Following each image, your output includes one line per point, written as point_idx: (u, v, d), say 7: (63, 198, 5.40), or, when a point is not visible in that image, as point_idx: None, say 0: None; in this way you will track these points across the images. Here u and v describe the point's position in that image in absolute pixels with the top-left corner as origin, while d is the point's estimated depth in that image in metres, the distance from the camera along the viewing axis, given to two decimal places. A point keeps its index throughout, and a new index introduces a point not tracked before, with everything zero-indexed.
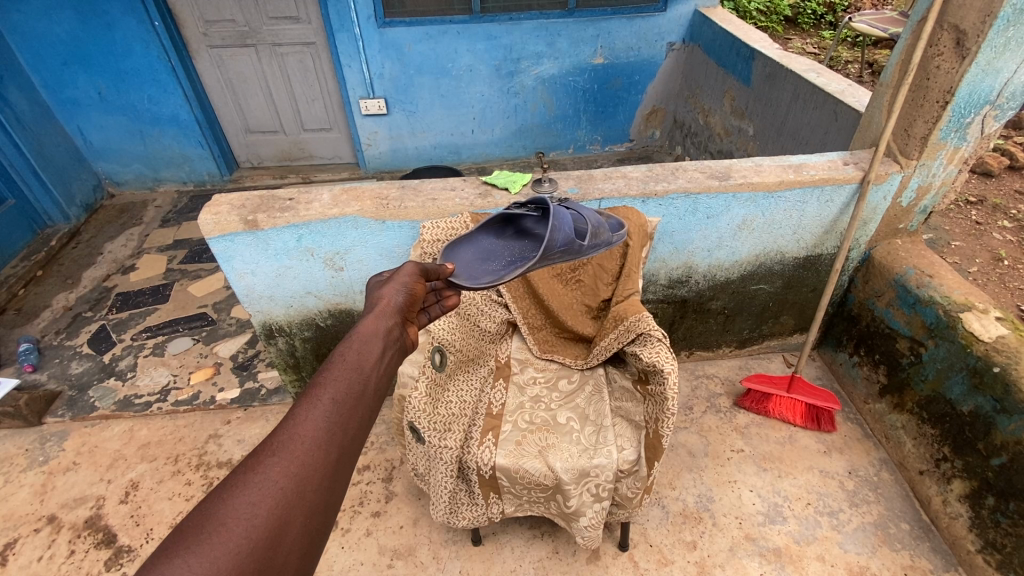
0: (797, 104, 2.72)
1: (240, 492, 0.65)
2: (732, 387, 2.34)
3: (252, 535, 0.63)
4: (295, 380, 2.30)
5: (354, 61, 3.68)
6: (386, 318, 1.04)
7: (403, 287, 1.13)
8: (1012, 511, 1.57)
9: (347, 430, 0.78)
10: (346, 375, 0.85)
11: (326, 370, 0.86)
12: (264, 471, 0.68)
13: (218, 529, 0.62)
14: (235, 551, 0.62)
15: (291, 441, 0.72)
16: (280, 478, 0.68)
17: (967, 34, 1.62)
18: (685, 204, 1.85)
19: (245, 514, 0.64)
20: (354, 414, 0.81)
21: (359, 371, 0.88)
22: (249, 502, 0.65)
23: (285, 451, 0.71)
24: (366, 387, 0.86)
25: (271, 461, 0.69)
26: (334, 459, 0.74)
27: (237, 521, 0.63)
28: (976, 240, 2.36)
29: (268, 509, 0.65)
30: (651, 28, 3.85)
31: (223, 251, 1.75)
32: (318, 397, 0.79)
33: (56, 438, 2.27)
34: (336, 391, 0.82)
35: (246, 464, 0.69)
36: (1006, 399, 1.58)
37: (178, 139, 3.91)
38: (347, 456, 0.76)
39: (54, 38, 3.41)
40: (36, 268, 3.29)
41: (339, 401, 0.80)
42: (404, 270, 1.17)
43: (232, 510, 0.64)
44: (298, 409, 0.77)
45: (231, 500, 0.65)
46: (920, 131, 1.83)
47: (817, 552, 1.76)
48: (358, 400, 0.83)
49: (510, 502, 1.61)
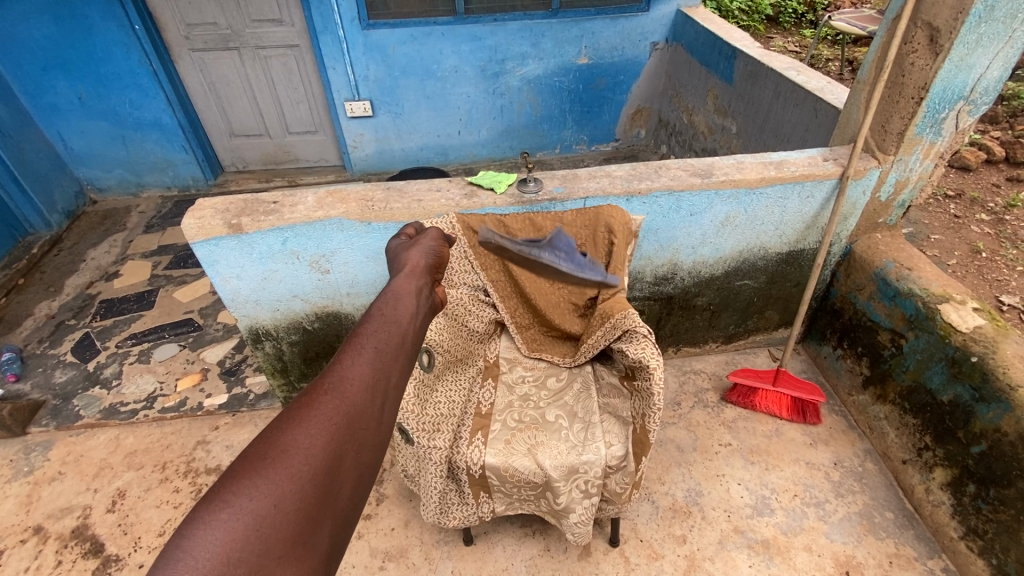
0: (778, 102, 2.75)
1: (298, 425, 0.66)
2: (719, 382, 2.36)
3: (312, 463, 0.63)
4: (283, 384, 2.28)
5: (339, 63, 3.66)
6: (416, 278, 1.06)
7: (430, 249, 1.18)
8: (991, 497, 1.60)
9: (391, 376, 0.79)
10: (386, 327, 0.86)
11: (366, 322, 0.87)
12: (319, 407, 0.69)
13: (281, 456, 0.63)
14: (298, 476, 0.62)
15: (340, 383, 0.73)
16: (334, 414, 0.69)
17: (940, 31, 1.65)
18: (669, 202, 1.87)
19: (305, 443, 0.65)
20: (397, 361, 0.82)
21: (398, 323, 0.89)
22: (308, 433, 0.65)
23: (336, 391, 0.72)
24: (405, 338, 0.87)
25: (325, 399, 0.70)
26: (381, 402, 0.74)
27: (297, 450, 0.64)
28: (954, 233, 2.42)
29: (325, 440, 0.66)
30: (634, 28, 3.88)
31: (206, 256, 1.74)
32: (362, 345, 0.81)
33: (40, 449, 2.24)
34: (378, 340, 0.83)
35: (301, 401, 0.70)
36: (984, 387, 1.62)
37: (162, 143, 3.86)
38: (392, 400, 0.77)
39: (32, 43, 3.37)
40: (18, 276, 3.25)
41: (382, 349, 0.81)
42: (427, 236, 1.24)
43: (292, 439, 0.64)
44: (343, 356, 0.78)
45: (290, 430, 0.65)
46: (897, 126, 1.87)
47: (804, 542, 1.78)
48: (399, 349, 0.84)
49: (500, 500, 1.61)
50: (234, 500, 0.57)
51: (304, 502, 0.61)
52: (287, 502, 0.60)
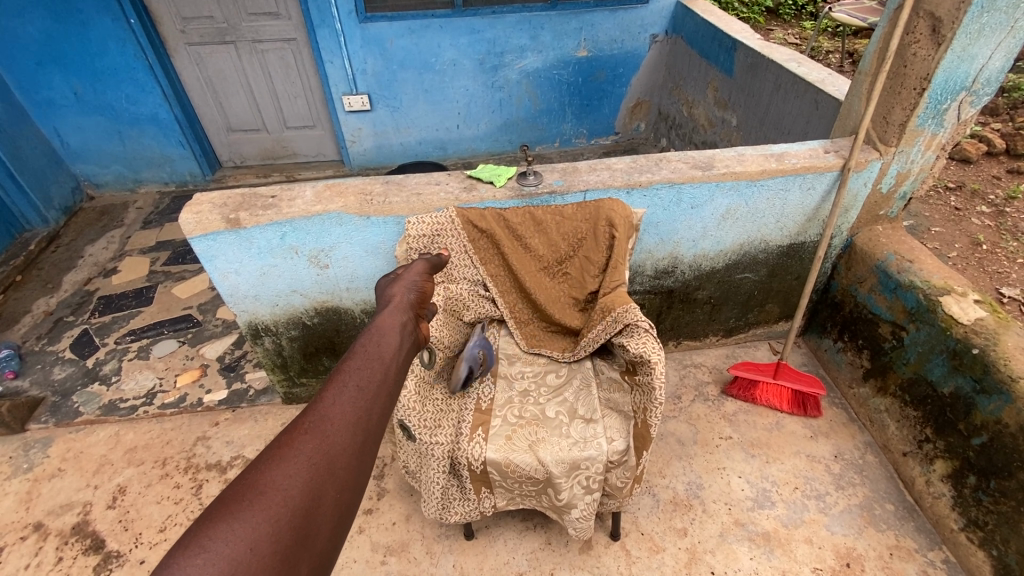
0: (778, 94, 2.74)
1: (276, 465, 0.66)
2: (720, 375, 2.36)
3: (290, 505, 0.64)
4: (282, 380, 2.27)
5: (336, 56, 3.63)
6: (402, 310, 1.07)
7: (413, 284, 1.19)
8: (992, 489, 1.60)
9: (374, 412, 0.79)
10: (370, 361, 0.87)
11: (350, 357, 0.87)
12: (299, 446, 0.69)
13: (258, 498, 0.63)
14: (274, 519, 0.62)
15: (321, 420, 0.73)
16: (313, 454, 0.69)
17: (942, 20, 1.64)
18: (670, 195, 1.86)
19: (283, 484, 0.65)
20: (380, 396, 0.82)
21: (381, 359, 0.89)
22: (286, 474, 0.66)
23: (317, 430, 0.72)
24: (389, 372, 0.87)
25: (304, 438, 0.70)
26: (362, 439, 0.74)
27: (275, 491, 0.64)
28: (955, 225, 2.41)
29: (303, 481, 0.66)
30: (634, 20, 3.86)
31: (204, 251, 1.73)
32: (344, 381, 0.81)
33: (39, 445, 2.24)
34: (361, 376, 0.83)
35: (280, 440, 0.70)
36: (985, 378, 1.62)
37: (158, 139, 3.84)
38: (374, 437, 0.76)
39: (27, 38, 3.34)
40: (15, 273, 3.23)
41: (365, 385, 0.81)
42: (413, 270, 1.27)
43: (270, 481, 0.65)
44: (326, 392, 0.78)
45: (268, 472, 0.66)
46: (899, 118, 1.86)
47: (804, 534, 1.79)
48: (383, 383, 0.84)
49: (502, 496, 1.61)
50: (210, 545, 0.58)
51: (279, 546, 0.61)
52: (262, 546, 0.60)
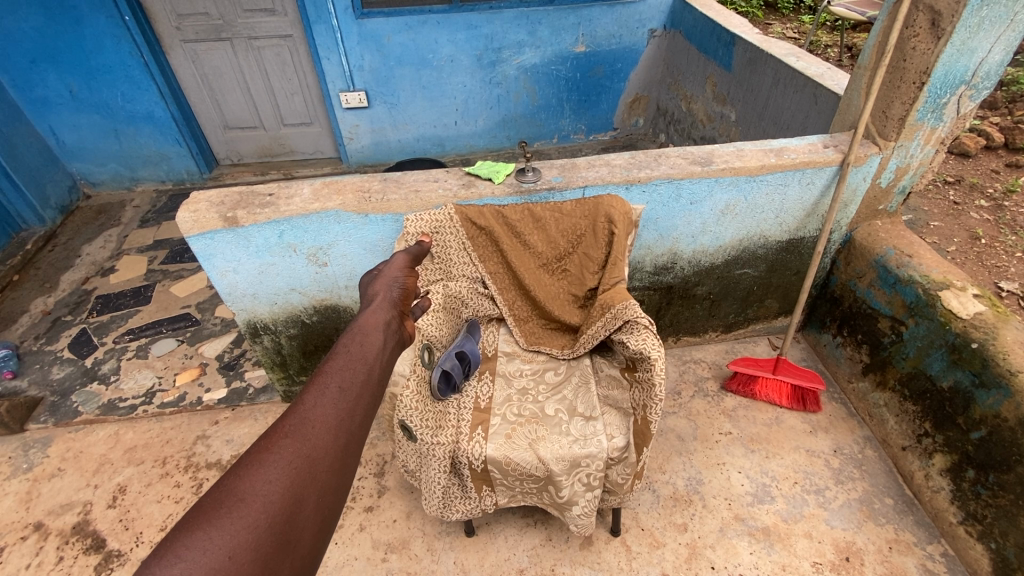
0: (777, 88, 2.73)
1: (255, 470, 0.67)
2: (720, 371, 2.36)
3: (270, 510, 0.64)
4: (282, 378, 2.27)
5: (332, 53, 3.60)
6: (383, 312, 1.08)
7: (395, 281, 1.23)
8: (991, 483, 1.61)
9: (355, 415, 0.79)
10: (351, 365, 0.87)
11: (331, 360, 0.88)
12: (278, 451, 0.70)
13: (238, 505, 0.63)
14: (253, 525, 0.62)
15: (301, 425, 0.73)
16: (294, 458, 0.69)
17: (941, 14, 1.63)
18: (669, 190, 1.85)
19: (263, 490, 0.65)
20: (362, 399, 0.83)
21: (365, 361, 0.90)
22: (265, 479, 0.66)
23: (297, 434, 0.72)
24: (370, 374, 0.88)
25: (285, 442, 0.71)
26: (344, 442, 0.75)
27: (254, 497, 0.64)
28: (954, 220, 2.41)
29: (283, 486, 0.67)
30: (632, 14, 3.84)
31: (203, 250, 1.72)
32: (325, 384, 0.81)
33: (39, 445, 2.23)
34: (342, 379, 0.83)
35: (259, 445, 0.70)
36: (984, 373, 1.62)
37: (155, 137, 3.83)
38: (356, 440, 0.77)
39: (20, 36, 3.31)
40: (12, 272, 3.22)
41: (345, 388, 0.82)
42: (392, 269, 1.29)
43: (249, 486, 0.65)
44: (306, 396, 0.79)
45: (247, 477, 0.66)
46: (898, 112, 1.85)
47: (804, 529, 1.79)
48: (364, 386, 0.85)
49: (503, 493, 1.61)
50: (187, 554, 0.58)
51: (260, 552, 0.62)
52: (242, 552, 0.61)
